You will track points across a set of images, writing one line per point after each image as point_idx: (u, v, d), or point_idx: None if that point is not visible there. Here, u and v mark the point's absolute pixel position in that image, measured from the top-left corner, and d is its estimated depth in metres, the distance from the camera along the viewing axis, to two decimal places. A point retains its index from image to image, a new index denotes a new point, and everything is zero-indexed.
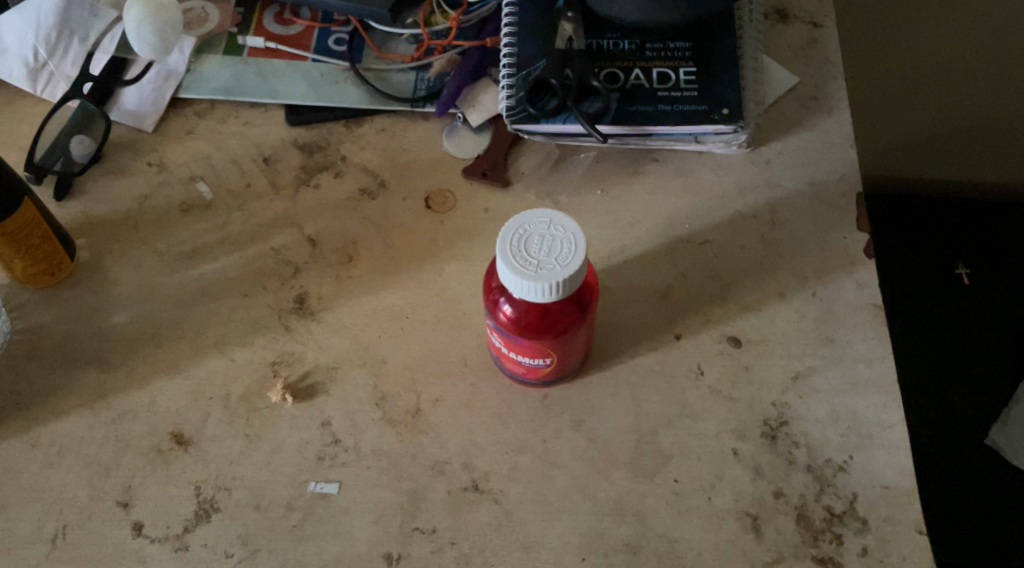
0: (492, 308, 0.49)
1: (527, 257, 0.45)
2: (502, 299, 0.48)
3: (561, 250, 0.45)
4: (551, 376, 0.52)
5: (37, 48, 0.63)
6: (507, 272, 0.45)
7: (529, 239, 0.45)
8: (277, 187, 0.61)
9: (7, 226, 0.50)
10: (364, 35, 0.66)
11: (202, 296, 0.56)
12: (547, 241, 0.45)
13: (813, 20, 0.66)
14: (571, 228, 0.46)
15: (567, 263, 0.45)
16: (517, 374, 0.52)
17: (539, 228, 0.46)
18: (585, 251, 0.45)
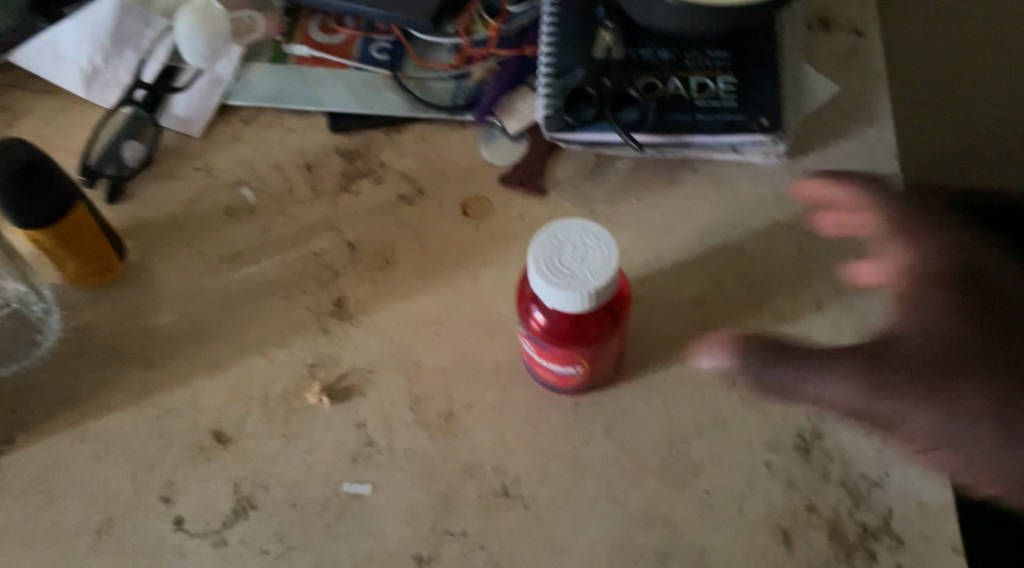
0: (525, 316, 0.49)
1: (560, 267, 0.45)
2: (535, 307, 0.49)
3: (594, 259, 0.46)
4: (583, 384, 0.52)
5: (93, 56, 0.65)
6: (540, 281, 0.45)
7: (562, 248, 0.46)
8: (318, 192, 0.62)
9: (61, 228, 0.52)
10: (406, 44, 0.67)
11: (244, 298, 0.58)
12: (580, 251, 0.46)
13: (856, 29, 0.66)
14: (603, 237, 0.46)
15: (600, 273, 0.45)
16: (549, 382, 0.53)
17: (572, 237, 0.46)
18: (618, 261, 0.46)
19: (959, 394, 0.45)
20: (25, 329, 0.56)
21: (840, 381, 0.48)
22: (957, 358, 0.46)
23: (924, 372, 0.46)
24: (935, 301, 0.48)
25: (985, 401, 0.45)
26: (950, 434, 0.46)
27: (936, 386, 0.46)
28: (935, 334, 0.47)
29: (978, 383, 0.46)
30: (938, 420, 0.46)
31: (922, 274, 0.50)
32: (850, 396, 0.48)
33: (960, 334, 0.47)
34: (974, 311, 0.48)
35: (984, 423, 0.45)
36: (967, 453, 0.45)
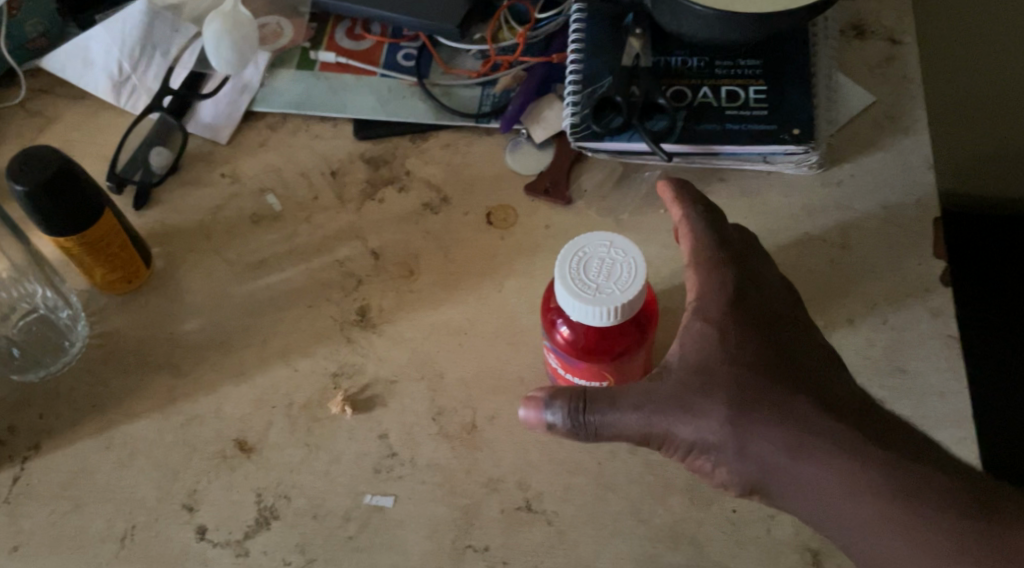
0: (550, 330, 0.49)
1: (586, 280, 0.45)
2: (559, 321, 0.48)
3: (620, 273, 0.45)
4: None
5: (122, 62, 0.65)
6: (565, 295, 0.45)
7: (588, 262, 0.46)
8: (343, 200, 0.62)
9: (88, 235, 0.52)
10: (432, 51, 0.67)
11: (269, 306, 0.58)
12: (607, 265, 0.45)
13: (892, 36, 0.64)
14: (630, 251, 0.46)
15: (626, 288, 0.44)
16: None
17: (599, 251, 0.46)
18: (645, 275, 0.45)
19: (789, 427, 0.43)
20: (51, 334, 0.57)
21: (661, 413, 0.44)
22: (754, 390, 0.44)
23: (715, 400, 0.44)
24: (706, 334, 0.46)
25: (795, 436, 0.43)
26: (767, 463, 0.43)
27: (784, 416, 0.43)
28: (711, 365, 0.45)
29: (770, 421, 0.43)
30: (730, 453, 0.44)
31: (713, 305, 0.48)
32: (707, 431, 0.44)
33: (761, 373, 0.45)
34: (757, 348, 0.46)
35: (823, 462, 0.42)
36: (775, 482, 0.43)
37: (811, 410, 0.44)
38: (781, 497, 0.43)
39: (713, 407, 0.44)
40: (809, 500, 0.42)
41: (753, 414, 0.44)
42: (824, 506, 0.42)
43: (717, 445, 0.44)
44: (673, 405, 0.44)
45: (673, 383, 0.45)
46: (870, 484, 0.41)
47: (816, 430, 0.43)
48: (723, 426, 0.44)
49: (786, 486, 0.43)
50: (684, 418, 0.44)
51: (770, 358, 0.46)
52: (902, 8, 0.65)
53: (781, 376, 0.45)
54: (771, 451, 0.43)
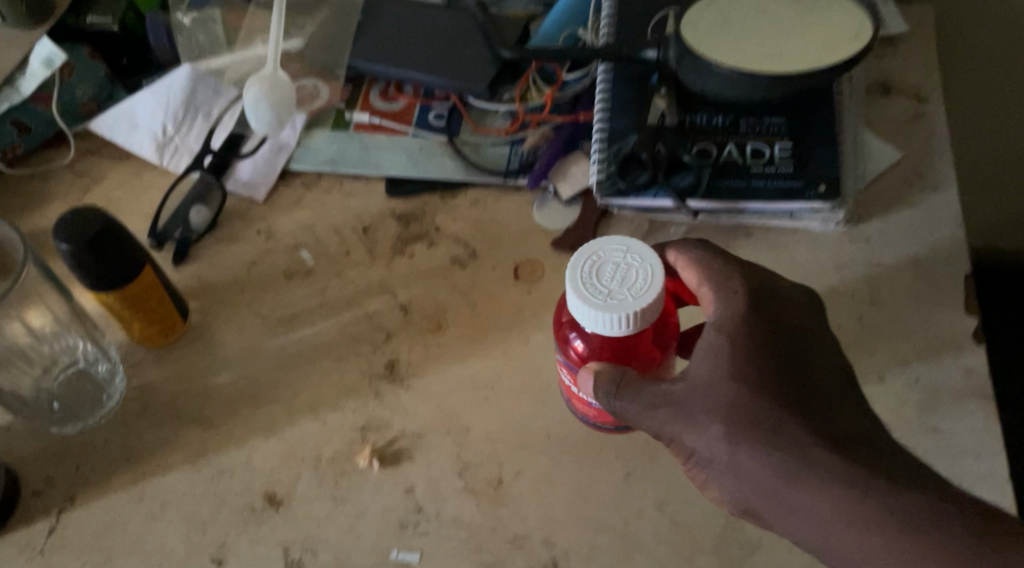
0: (563, 345, 0.50)
1: (603, 286, 0.46)
2: (573, 335, 0.50)
3: (637, 276, 0.46)
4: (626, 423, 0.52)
5: (166, 124, 0.68)
6: (577, 297, 0.45)
7: (603, 266, 0.46)
8: (374, 255, 0.63)
9: (129, 290, 0.54)
10: (463, 110, 0.69)
11: (299, 360, 0.59)
12: (623, 269, 0.46)
13: (918, 94, 0.65)
14: (646, 254, 0.46)
15: (639, 293, 0.45)
16: (593, 420, 0.53)
17: (615, 257, 0.47)
18: (659, 282, 0.45)
19: (789, 454, 0.43)
20: (90, 388, 0.59)
21: (666, 418, 0.45)
22: (756, 414, 0.44)
23: (717, 420, 0.44)
24: (713, 352, 0.46)
25: (793, 466, 0.43)
26: (762, 487, 0.43)
27: (785, 444, 0.43)
28: (713, 384, 0.45)
29: (772, 446, 0.43)
30: (727, 472, 0.44)
31: (729, 320, 0.47)
32: (707, 448, 0.44)
33: (766, 396, 0.44)
34: (766, 369, 0.45)
35: (820, 492, 0.42)
36: (768, 507, 0.43)
37: (813, 441, 0.43)
38: (771, 520, 0.44)
39: (713, 425, 0.44)
40: (798, 527, 0.43)
41: (756, 439, 0.43)
42: (814, 535, 0.42)
43: (714, 463, 0.44)
44: (678, 416, 0.45)
45: (679, 393, 0.45)
46: (863, 518, 0.41)
47: (815, 461, 0.43)
48: (722, 444, 0.44)
49: (778, 514, 0.43)
50: (685, 432, 0.45)
51: (778, 382, 0.45)
52: (927, 66, 0.66)
53: (787, 402, 0.45)
54: (766, 476, 0.43)
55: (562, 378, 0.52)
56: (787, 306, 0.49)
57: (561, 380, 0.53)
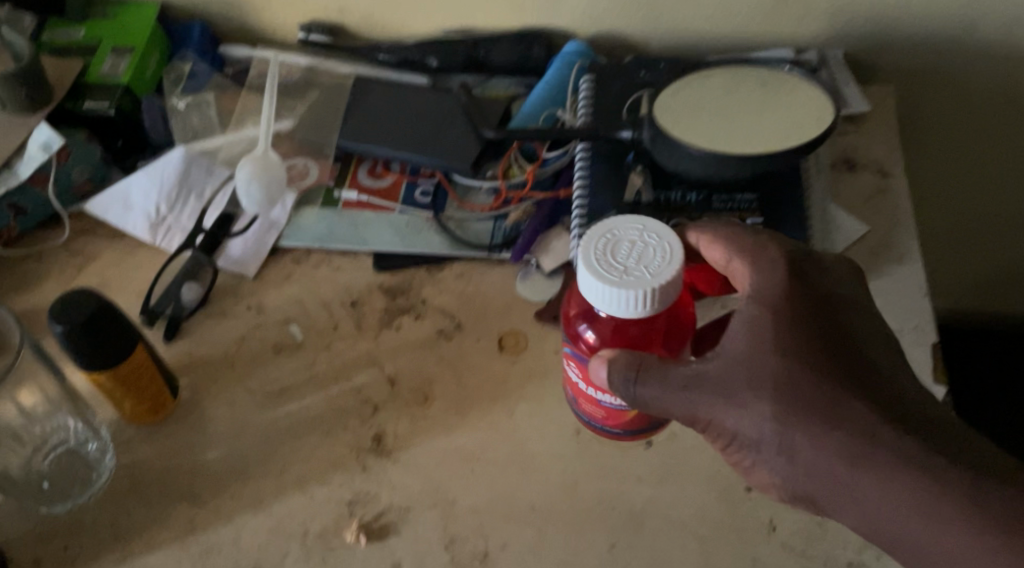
0: (572, 338, 0.52)
1: (621, 263, 0.47)
2: (585, 325, 0.51)
3: (657, 252, 0.48)
4: (634, 421, 0.53)
5: (159, 204, 0.70)
6: (593, 270, 0.47)
7: (620, 244, 0.48)
8: (361, 329, 0.65)
9: (120, 369, 0.55)
10: (448, 187, 0.72)
11: (287, 434, 0.60)
12: (640, 248, 0.48)
13: (882, 169, 0.68)
14: (663, 233, 0.48)
15: (654, 270, 0.46)
16: (600, 421, 0.55)
17: (631, 236, 0.49)
18: (674, 261, 0.47)
19: (834, 430, 0.45)
20: (79, 467, 0.59)
21: (707, 400, 0.47)
22: (799, 392, 0.46)
23: (762, 397, 0.47)
24: (754, 328, 0.48)
25: (841, 441, 0.45)
26: (813, 465, 0.46)
27: (829, 419, 0.46)
28: (755, 361, 0.47)
29: (817, 418, 0.46)
30: (774, 448, 0.47)
31: (766, 292, 0.49)
32: (753, 427, 0.47)
33: (809, 370, 0.47)
34: (805, 337, 0.48)
35: (872, 464, 0.44)
36: (820, 484, 0.46)
37: (857, 411, 0.46)
38: (819, 493, 0.46)
39: (757, 406, 0.47)
40: (852, 502, 0.45)
41: (800, 414, 0.46)
42: (866, 510, 0.45)
43: (762, 440, 0.47)
44: (720, 398, 0.47)
45: (720, 373, 0.48)
46: (915, 484, 0.43)
47: (860, 433, 0.45)
48: (769, 420, 0.47)
49: (830, 489, 0.46)
50: (728, 413, 0.47)
51: (818, 349, 0.47)
52: (890, 143, 0.69)
53: (830, 374, 0.47)
54: (811, 452, 0.46)
55: (568, 374, 0.54)
56: (822, 267, 0.51)
57: (568, 376, 0.54)
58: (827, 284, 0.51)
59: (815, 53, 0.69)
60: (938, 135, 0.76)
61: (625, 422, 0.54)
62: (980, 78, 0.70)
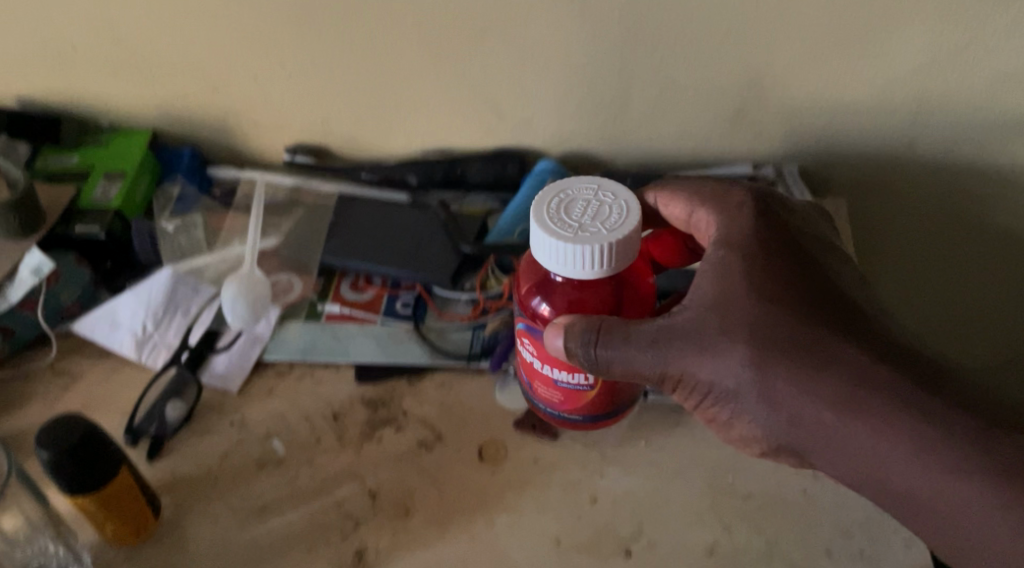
0: (527, 313, 0.58)
1: (579, 220, 0.54)
2: (541, 299, 0.57)
3: (611, 209, 0.54)
4: (587, 405, 0.60)
5: (146, 322, 0.72)
6: (551, 228, 0.53)
7: (574, 204, 0.55)
8: (343, 442, 0.66)
9: (104, 491, 0.56)
10: (428, 298, 0.74)
11: (269, 552, 0.60)
12: (594, 206, 0.55)
13: None
14: (614, 194, 0.55)
15: (610, 225, 0.53)
16: (557, 407, 0.61)
17: (585, 196, 0.56)
18: (628, 216, 0.54)
19: (810, 370, 0.50)
20: None
21: (681, 350, 0.52)
22: (773, 336, 0.51)
23: (732, 342, 0.52)
24: (728, 282, 0.54)
25: (816, 381, 0.50)
26: (791, 408, 0.51)
27: (804, 362, 0.51)
28: (730, 308, 0.53)
29: (784, 356, 0.51)
30: (751, 395, 0.51)
31: (728, 238, 0.56)
32: (731, 375, 0.52)
33: (783, 314, 0.52)
34: (768, 276, 0.54)
35: (846, 400, 0.49)
36: (799, 429, 0.51)
37: (829, 349, 0.51)
38: (797, 437, 0.51)
39: (734, 351, 0.51)
40: (834, 443, 0.50)
41: (771, 358, 0.51)
42: (846, 446, 0.49)
43: (738, 389, 0.52)
44: (692, 349, 0.52)
45: (694, 327, 0.53)
46: (885, 415, 0.49)
47: (834, 371, 0.50)
48: (740, 366, 0.51)
49: (810, 432, 0.50)
50: (704, 362, 0.52)
51: (780, 284, 0.54)
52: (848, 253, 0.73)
53: (802, 318, 0.52)
54: (789, 393, 0.50)
55: (524, 355, 0.60)
56: (784, 219, 0.59)
57: (522, 359, 0.60)
58: (789, 233, 0.57)
59: (772, 168, 0.74)
60: (892, 243, 0.80)
61: (579, 406, 0.60)
62: (928, 188, 0.75)
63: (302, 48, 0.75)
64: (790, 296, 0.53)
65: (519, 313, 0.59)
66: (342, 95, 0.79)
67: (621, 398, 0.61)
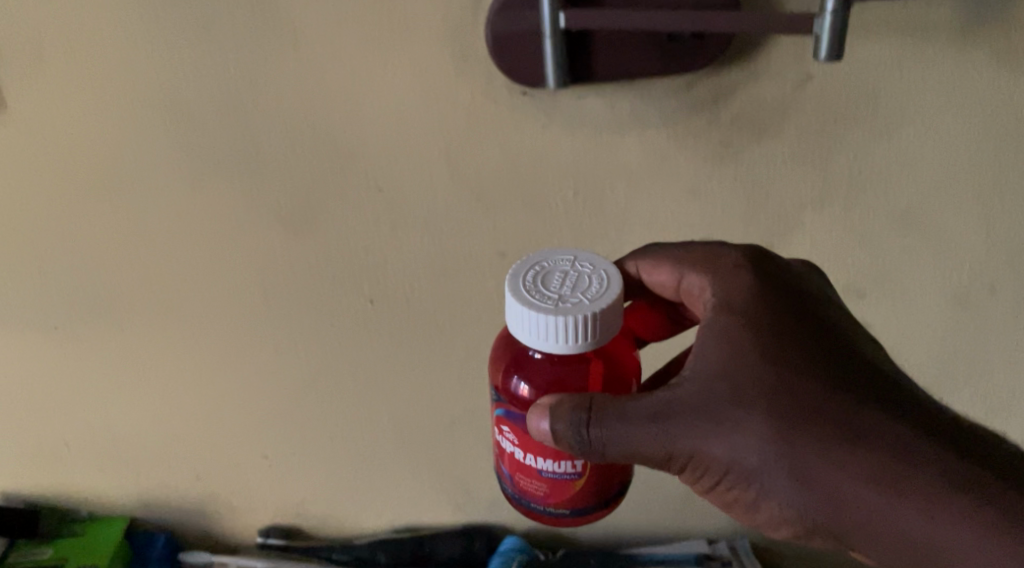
0: (507, 397, 0.54)
1: (559, 293, 0.53)
2: (518, 376, 0.54)
3: (588, 281, 0.54)
4: (575, 499, 0.55)
5: None
6: (531, 300, 0.52)
7: (551, 276, 0.54)
8: None
9: None
10: None
11: None
12: (573, 278, 0.54)
13: None
14: (593, 265, 0.55)
15: (592, 294, 0.52)
16: (541, 502, 0.56)
17: (562, 269, 0.55)
18: (612, 284, 0.53)
19: (833, 439, 0.48)
20: None
21: (689, 429, 0.49)
22: (789, 401, 0.49)
23: (749, 412, 0.49)
24: (736, 346, 0.52)
25: (841, 452, 0.48)
26: (817, 481, 0.48)
27: (824, 430, 0.49)
28: (739, 373, 0.50)
29: (809, 425, 0.49)
30: (777, 471, 0.49)
31: (725, 305, 0.55)
32: (749, 449, 0.49)
33: (794, 375, 0.50)
34: (772, 335, 0.52)
35: (875, 470, 0.48)
36: (826, 503, 0.48)
37: (849, 412, 0.49)
38: (825, 510, 0.49)
39: (752, 421, 0.49)
40: (865, 517, 0.48)
41: (789, 426, 0.49)
42: (884, 523, 0.48)
43: (764, 465, 0.49)
44: (702, 424, 0.49)
45: (704, 399, 0.50)
46: (917, 487, 0.48)
47: (859, 440, 0.48)
48: (762, 439, 0.49)
49: (843, 508, 0.48)
50: (717, 437, 0.49)
51: (785, 341, 0.52)
52: None
53: (815, 377, 0.50)
54: (813, 465, 0.48)
55: (503, 446, 0.56)
56: (774, 265, 0.58)
57: (502, 450, 0.56)
58: (783, 281, 0.57)
59: (724, 545, 0.87)
60: None
61: (567, 500, 0.55)
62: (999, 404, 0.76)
63: (284, 440, 0.82)
64: (797, 353, 0.51)
65: (498, 395, 0.55)
66: (320, 479, 0.85)
67: (612, 485, 0.56)
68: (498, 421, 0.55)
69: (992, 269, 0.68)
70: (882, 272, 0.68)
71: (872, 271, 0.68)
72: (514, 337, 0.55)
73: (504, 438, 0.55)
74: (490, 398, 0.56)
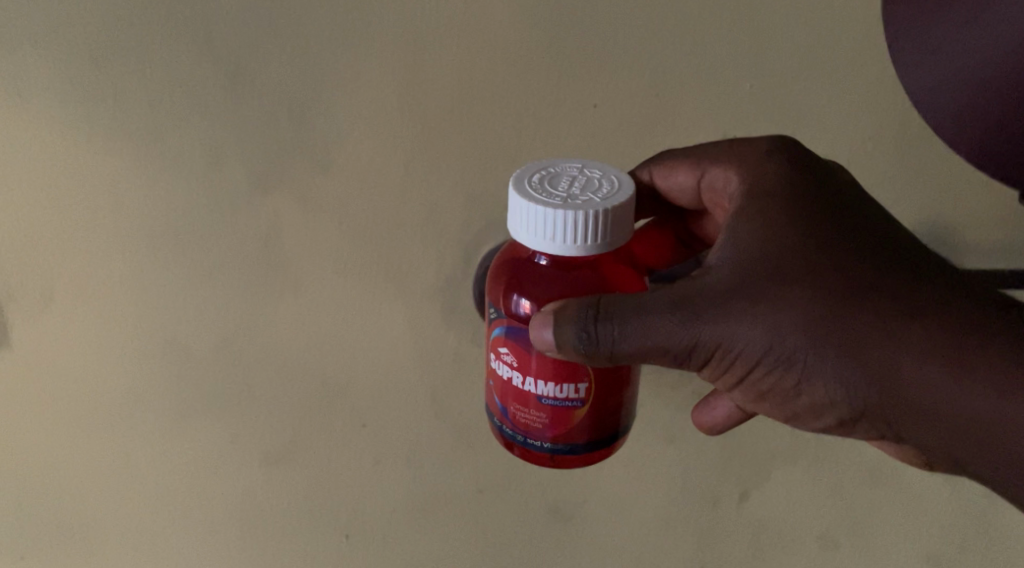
0: (508, 316, 0.54)
1: (568, 192, 0.52)
2: (519, 294, 0.53)
3: (598, 183, 0.53)
4: (573, 430, 0.55)
5: None
6: (538, 199, 0.51)
7: (559, 178, 0.54)
8: None
9: None
10: None
11: None
12: (582, 179, 0.54)
13: None
14: (602, 168, 0.55)
15: (604, 195, 0.52)
16: (540, 435, 0.56)
17: (571, 173, 0.55)
18: (625, 185, 0.53)
19: (874, 322, 0.48)
20: None
21: (717, 317, 0.49)
22: (825, 283, 0.49)
23: (787, 289, 0.49)
24: (764, 233, 0.52)
25: (883, 335, 0.48)
26: (859, 362, 0.48)
27: (863, 313, 0.49)
28: (769, 255, 0.50)
29: (849, 300, 0.49)
30: (818, 351, 0.49)
31: (756, 190, 0.54)
32: (784, 333, 0.49)
33: (827, 258, 0.50)
34: (808, 217, 0.52)
35: (919, 348, 0.48)
36: (871, 385, 0.48)
37: (885, 296, 0.49)
38: (871, 392, 0.48)
39: (789, 303, 0.49)
40: (914, 397, 0.48)
41: (824, 308, 0.49)
42: (933, 404, 0.48)
43: (805, 344, 0.49)
44: (730, 310, 0.49)
45: (732, 284, 0.50)
46: (963, 361, 0.48)
47: (899, 320, 0.49)
48: (795, 318, 0.49)
49: (890, 389, 0.48)
50: (748, 323, 0.49)
51: (816, 219, 0.52)
52: None
53: (849, 260, 0.50)
54: (854, 346, 0.48)
55: (501, 373, 0.56)
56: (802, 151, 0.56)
57: (499, 378, 0.56)
58: (813, 163, 0.55)
59: None
60: None
61: (565, 432, 0.56)
62: None
63: None
64: (830, 229, 0.52)
65: (498, 315, 0.54)
66: None
67: (612, 413, 0.56)
68: (497, 344, 0.55)
69: (953, 521, 0.71)
70: (849, 519, 0.71)
71: (842, 522, 0.72)
72: (513, 254, 0.55)
73: (500, 364, 0.55)
74: (488, 320, 0.56)
